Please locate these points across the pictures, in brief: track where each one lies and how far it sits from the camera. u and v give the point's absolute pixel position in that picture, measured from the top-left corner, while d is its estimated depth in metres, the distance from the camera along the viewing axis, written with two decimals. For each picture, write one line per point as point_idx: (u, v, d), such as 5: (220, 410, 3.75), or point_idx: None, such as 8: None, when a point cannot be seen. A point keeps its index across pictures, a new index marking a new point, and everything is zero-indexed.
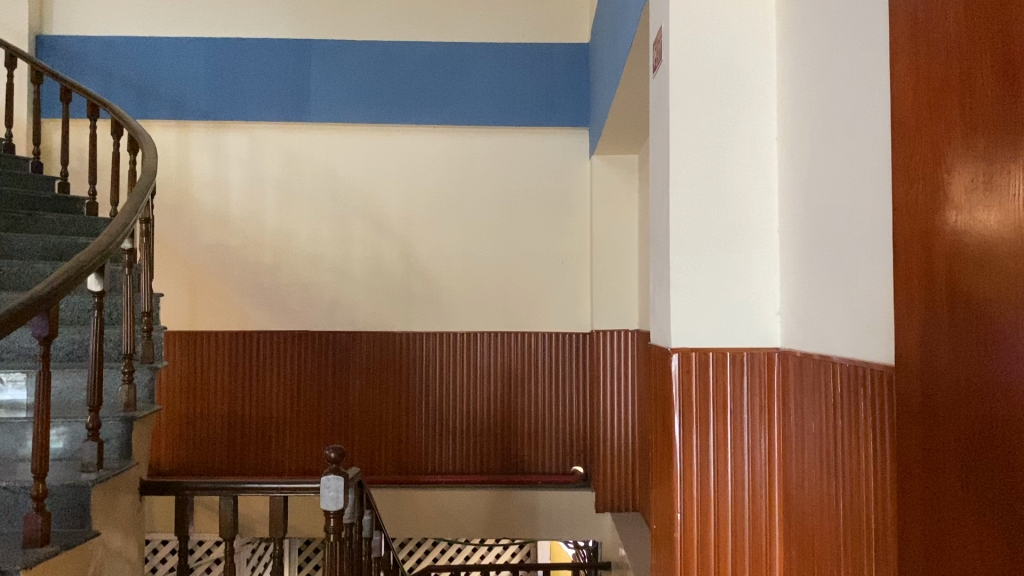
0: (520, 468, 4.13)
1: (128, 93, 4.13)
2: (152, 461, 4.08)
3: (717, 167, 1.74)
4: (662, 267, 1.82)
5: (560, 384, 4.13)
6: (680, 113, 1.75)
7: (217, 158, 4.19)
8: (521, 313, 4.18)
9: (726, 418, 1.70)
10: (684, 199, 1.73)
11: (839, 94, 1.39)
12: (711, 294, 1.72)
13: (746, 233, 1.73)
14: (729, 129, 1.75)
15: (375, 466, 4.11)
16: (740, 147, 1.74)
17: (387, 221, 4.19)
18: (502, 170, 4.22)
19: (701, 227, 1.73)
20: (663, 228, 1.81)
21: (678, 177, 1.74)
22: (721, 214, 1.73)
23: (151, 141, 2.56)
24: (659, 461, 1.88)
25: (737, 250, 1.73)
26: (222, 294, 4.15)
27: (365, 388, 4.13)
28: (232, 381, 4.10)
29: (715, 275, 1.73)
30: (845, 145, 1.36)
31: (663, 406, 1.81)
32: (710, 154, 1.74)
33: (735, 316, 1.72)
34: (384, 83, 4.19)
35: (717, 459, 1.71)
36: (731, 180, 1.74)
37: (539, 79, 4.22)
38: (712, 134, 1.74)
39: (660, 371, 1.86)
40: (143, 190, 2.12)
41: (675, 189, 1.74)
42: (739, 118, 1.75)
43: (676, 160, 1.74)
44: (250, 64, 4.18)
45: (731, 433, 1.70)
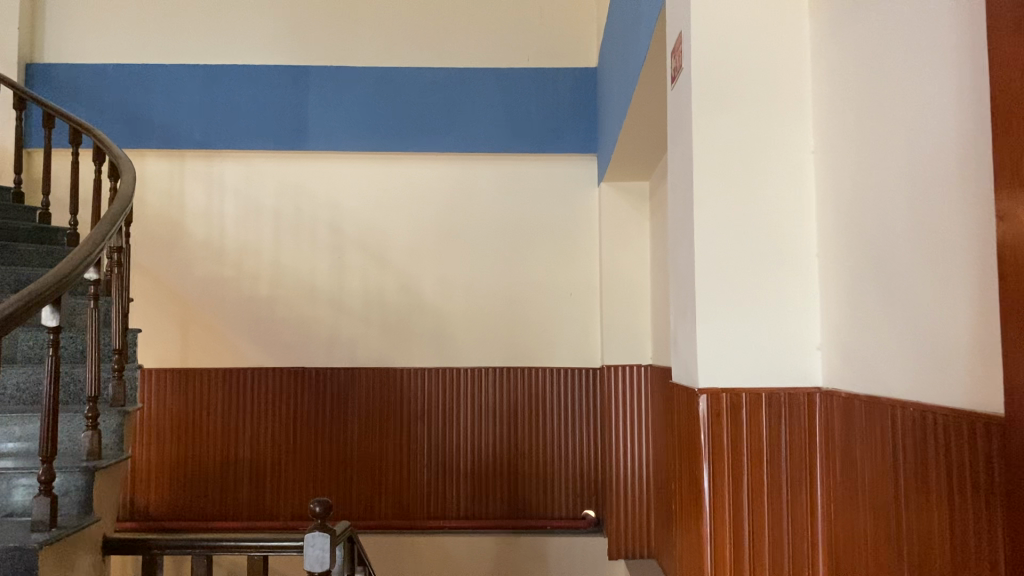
0: (528, 511, 3.90)
1: (120, 122, 3.98)
2: (139, 506, 3.87)
3: (747, 185, 1.56)
4: (685, 297, 1.63)
5: (569, 422, 3.91)
6: (704, 126, 1.57)
7: (212, 189, 4.03)
8: (529, 348, 3.98)
9: (762, 467, 1.50)
10: (714, 221, 1.55)
11: (898, 97, 1.21)
12: (743, 328, 1.53)
13: (782, 259, 1.54)
14: (762, 141, 1.57)
15: (374, 511, 3.88)
16: (774, 162, 1.56)
17: (387, 253, 4.02)
18: (507, 199, 4.05)
19: (730, 254, 1.54)
20: (687, 254, 1.62)
21: (706, 197, 1.56)
22: (754, 238, 1.55)
23: (130, 166, 2.39)
24: (685, 510, 1.67)
25: (769, 278, 1.54)
26: (216, 329, 3.97)
27: (364, 428, 3.92)
28: (226, 420, 3.90)
29: (745, 306, 1.54)
30: (906, 154, 1.18)
31: (689, 452, 1.61)
32: (737, 171, 1.56)
33: (771, 352, 1.53)
34: (386, 110, 4.04)
35: (752, 514, 1.50)
36: (766, 199, 1.55)
37: (546, 104, 4.06)
38: (743, 148, 1.57)
39: (683, 413, 1.66)
40: (114, 216, 1.95)
41: (701, 209, 1.55)
42: (773, 130, 1.57)
43: (703, 178, 1.56)
44: (247, 92, 4.04)
45: (768, 485, 1.50)
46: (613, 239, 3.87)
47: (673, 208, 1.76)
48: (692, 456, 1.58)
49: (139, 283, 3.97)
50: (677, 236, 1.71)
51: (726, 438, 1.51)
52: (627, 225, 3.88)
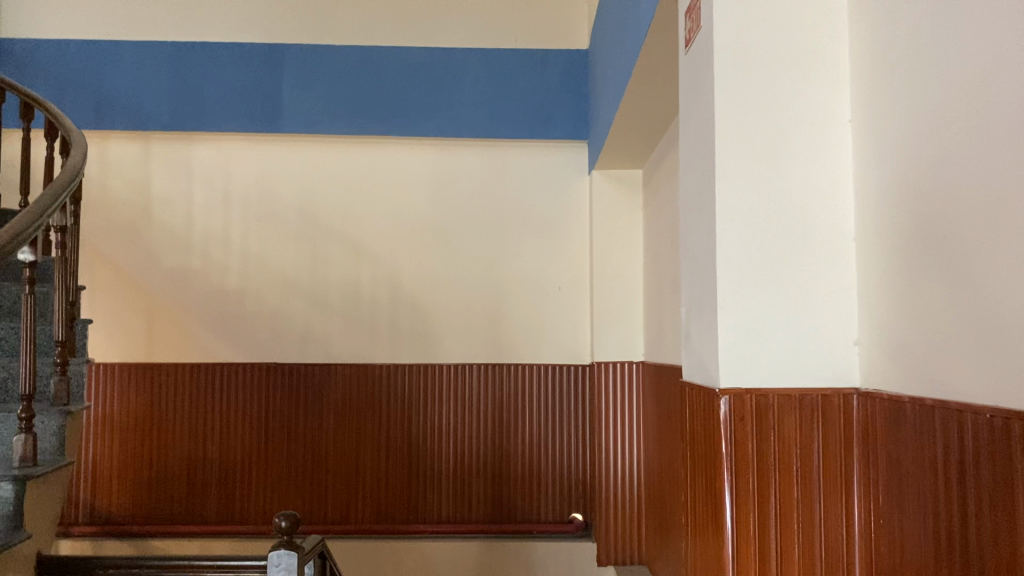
0: (512, 515, 3.71)
1: (82, 101, 3.73)
2: (101, 509, 3.64)
3: (775, 159, 1.37)
4: (702, 286, 1.45)
5: (556, 421, 3.73)
6: (727, 93, 1.38)
7: (180, 174, 3.80)
8: (515, 344, 3.79)
9: (791, 477, 1.33)
10: (739, 198, 1.37)
11: (980, 48, 1.03)
12: (771, 321, 1.35)
13: (814, 241, 1.36)
14: (793, 107, 1.38)
15: (351, 514, 3.68)
16: (808, 133, 1.38)
17: (367, 243, 3.81)
18: (493, 188, 3.86)
19: (756, 235, 1.36)
20: (705, 238, 1.44)
21: (729, 171, 1.37)
22: (782, 217, 1.36)
23: (83, 140, 2.17)
24: (699, 525, 1.49)
25: (801, 264, 1.36)
26: (183, 323, 3.74)
27: (341, 427, 3.71)
28: (193, 419, 3.68)
29: (773, 296, 1.35)
30: (990, 117, 1.00)
31: (706, 462, 1.43)
32: (765, 142, 1.38)
33: (802, 347, 1.35)
34: (366, 92, 3.83)
35: (779, 532, 1.33)
36: (798, 173, 1.37)
37: (534, 88, 3.86)
38: (772, 116, 1.38)
39: (697, 417, 1.47)
40: (56, 189, 1.75)
41: (724, 184, 1.37)
42: (806, 97, 1.39)
43: (725, 148, 1.38)
44: (218, 71, 3.80)
45: (799, 495, 1.33)
46: (605, 230, 3.68)
47: (688, 187, 1.57)
48: (709, 466, 1.40)
49: (102, 273, 3.74)
50: (692, 218, 1.53)
51: (751, 443, 1.33)
52: (619, 216, 3.69)
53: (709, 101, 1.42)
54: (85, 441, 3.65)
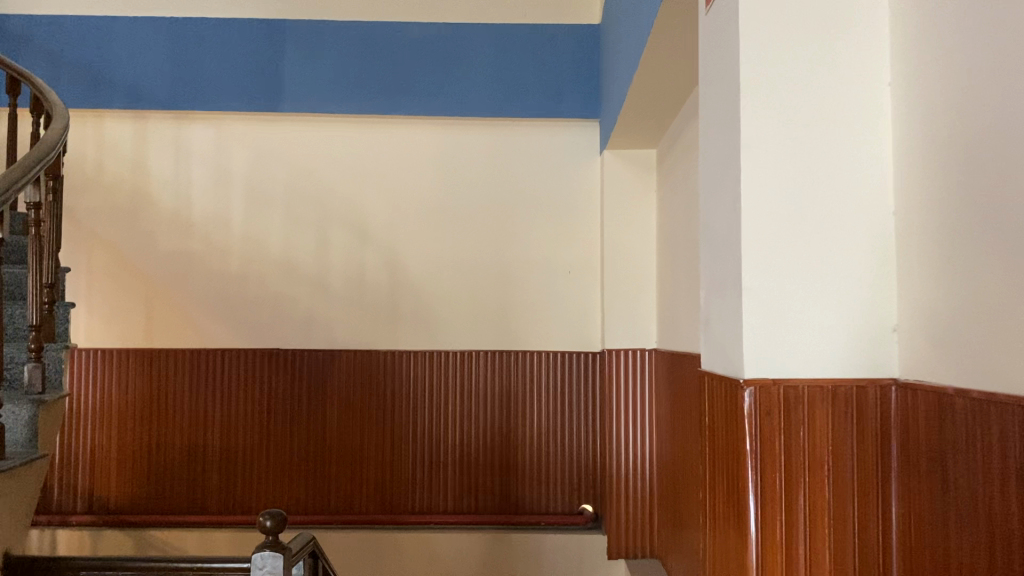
0: (520, 506, 3.61)
1: (77, 79, 3.61)
2: (100, 498, 3.56)
3: (805, 125, 1.24)
4: (725, 267, 1.32)
5: (566, 409, 3.61)
6: (753, 54, 1.25)
7: (178, 154, 3.69)
8: (524, 330, 3.67)
9: (821, 476, 1.21)
10: (767, 169, 1.24)
11: None
12: (802, 305, 1.22)
13: (849, 217, 1.23)
14: (828, 69, 1.25)
15: (355, 504, 3.58)
16: (845, 96, 1.24)
17: (370, 226, 3.69)
18: (501, 169, 3.73)
19: (785, 209, 1.23)
20: (727, 213, 1.31)
21: (757, 137, 1.24)
22: (815, 190, 1.23)
23: (63, 112, 2.06)
24: (719, 524, 1.37)
25: (834, 240, 1.23)
26: (182, 307, 3.64)
27: (344, 415, 3.61)
28: (193, 405, 3.58)
29: (804, 275, 1.23)
30: None
31: (727, 459, 1.31)
32: (795, 106, 1.25)
33: (836, 332, 1.22)
34: (369, 70, 3.70)
35: (808, 536, 1.21)
36: (835, 141, 1.24)
37: (544, 65, 3.72)
38: (805, 76, 1.25)
39: (717, 410, 1.35)
40: (22, 170, 1.66)
41: (751, 152, 1.24)
42: (841, 58, 1.25)
43: (753, 112, 1.25)
44: (216, 47, 3.67)
45: (830, 496, 1.21)
46: (617, 213, 3.55)
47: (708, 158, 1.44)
48: (730, 463, 1.28)
49: (98, 256, 3.64)
50: (713, 191, 1.41)
51: (778, 439, 1.21)
52: (631, 198, 3.56)
53: (735, 62, 1.29)
54: (83, 428, 3.57)
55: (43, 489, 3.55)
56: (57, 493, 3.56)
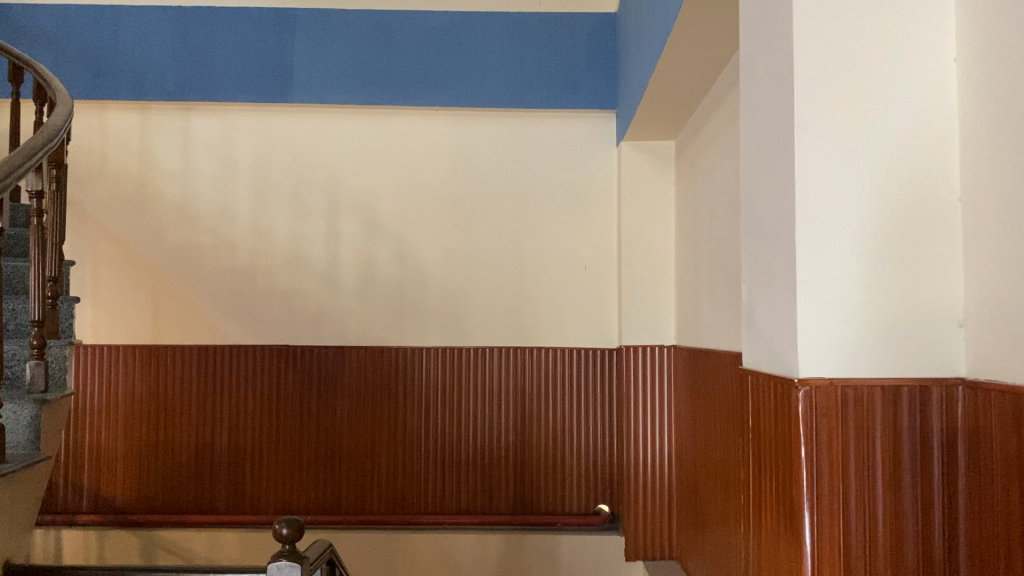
0: (536, 505, 3.52)
1: (81, 70, 3.53)
2: (107, 497, 3.49)
3: (864, 103, 1.16)
4: (774, 258, 1.24)
5: (582, 407, 3.53)
6: (808, 28, 1.17)
7: (186, 146, 3.61)
8: (539, 326, 3.58)
9: (879, 482, 1.12)
10: (822, 154, 1.15)
11: None
12: (860, 300, 1.14)
13: (909, 201, 1.14)
14: (886, 43, 1.16)
15: (366, 505, 3.51)
16: (906, 73, 1.16)
17: (381, 219, 3.61)
18: (515, 161, 3.64)
19: (840, 194, 1.15)
20: (778, 198, 1.23)
21: (811, 119, 1.16)
22: (873, 176, 1.15)
23: (67, 99, 1.97)
24: (767, 530, 1.28)
25: (893, 228, 1.15)
26: (190, 303, 3.56)
27: (355, 414, 3.53)
28: (200, 402, 3.51)
29: (862, 266, 1.14)
30: None
31: (776, 466, 1.23)
32: (852, 84, 1.16)
33: (897, 328, 1.14)
34: (379, 59, 3.60)
35: (866, 548, 1.12)
36: (896, 121, 1.15)
37: (560, 55, 3.62)
38: (863, 52, 1.16)
39: (765, 410, 1.27)
40: (20, 159, 1.58)
41: (805, 134, 1.16)
42: (902, 29, 1.16)
43: (807, 92, 1.16)
44: (224, 37, 3.58)
45: (888, 502, 1.12)
46: (635, 206, 3.46)
47: (754, 140, 1.36)
48: (782, 467, 1.19)
49: (105, 251, 3.57)
50: (759, 175, 1.32)
51: (834, 443, 1.12)
52: (649, 191, 3.47)
53: (786, 36, 1.20)
54: (89, 425, 3.49)
55: (49, 488, 3.49)
56: (62, 492, 3.49)
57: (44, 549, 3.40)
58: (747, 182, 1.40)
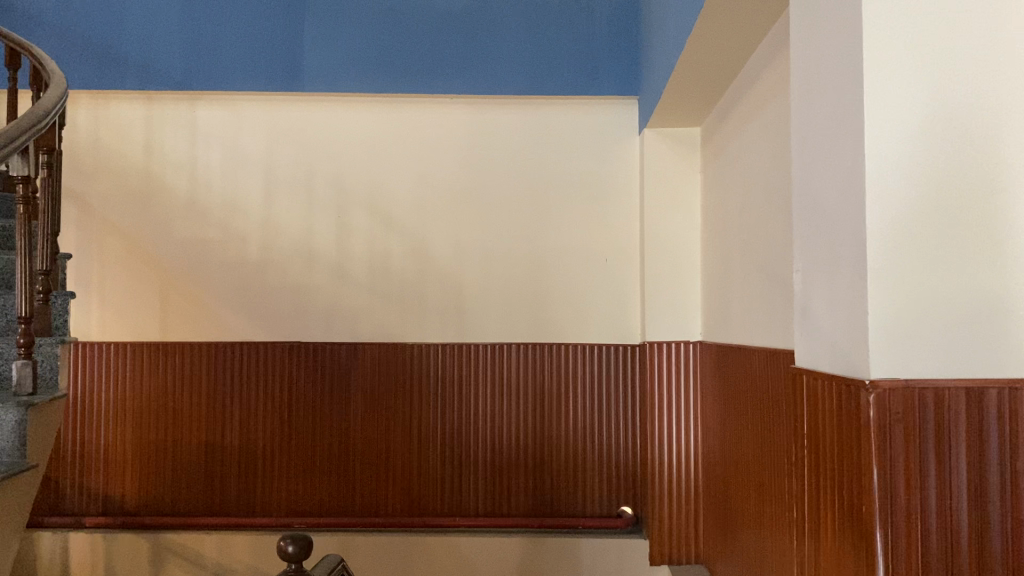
0: (555, 509, 3.39)
1: (84, 59, 3.41)
2: (116, 498, 3.40)
3: (936, 96, 1.16)
4: (839, 248, 1.24)
5: (603, 406, 3.39)
6: (879, 22, 1.17)
7: (194, 137, 3.50)
8: (559, 322, 3.45)
9: (960, 487, 1.12)
10: (892, 140, 1.16)
11: None
12: (926, 287, 1.15)
13: (982, 194, 1.15)
14: (960, 35, 1.16)
15: (381, 507, 3.39)
16: (978, 68, 1.16)
17: (396, 211, 3.49)
18: (536, 151, 3.51)
19: (913, 185, 1.15)
20: (842, 192, 1.23)
21: (883, 105, 1.16)
22: (943, 163, 1.15)
23: (62, 82, 1.87)
24: (829, 534, 1.27)
25: (968, 219, 1.15)
26: (198, 299, 3.45)
27: (369, 413, 3.41)
28: (210, 402, 3.40)
29: (934, 258, 1.15)
30: None
31: (840, 469, 1.22)
32: (923, 76, 1.16)
33: (964, 317, 1.14)
34: (393, 46, 3.47)
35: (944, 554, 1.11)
36: (965, 115, 1.16)
37: (580, 41, 3.47)
38: (930, 43, 1.17)
39: (828, 411, 1.26)
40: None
41: (874, 121, 1.16)
42: (976, 24, 1.16)
43: (877, 78, 1.16)
44: (232, 24, 3.45)
45: (972, 508, 1.11)
46: (659, 197, 3.32)
47: (813, 133, 1.36)
48: (850, 474, 1.19)
49: (111, 246, 3.47)
50: (819, 167, 1.33)
51: (906, 452, 1.12)
52: (675, 181, 3.33)
53: (853, 29, 1.20)
54: (96, 425, 3.39)
55: (56, 489, 3.39)
56: (70, 493, 3.40)
57: (52, 552, 3.32)
58: (802, 177, 1.41)
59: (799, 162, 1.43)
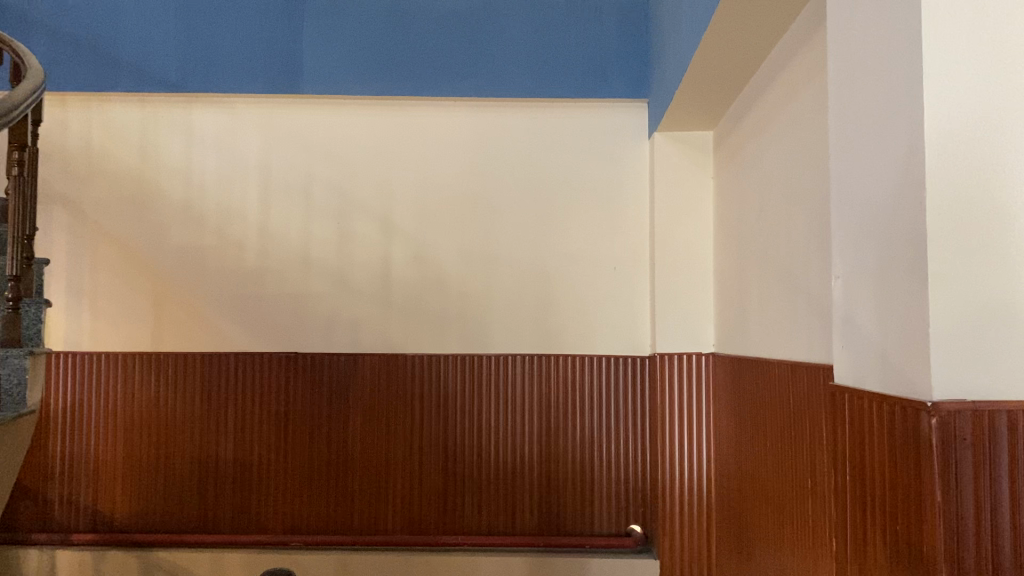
0: (561, 527, 3.25)
1: (77, 61, 3.31)
2: (105, 515, 3.27)
3: (998, 87, 1.05)
4: (892, 255, 1.14)
5: (612, 419, 3.26)
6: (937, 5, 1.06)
7: (189, 140, 3.39)
8: (566, 333, 3.33)
9: None
10: (957, 134, 1.05)
11: None
12: (990, 298, 1.04)
13: None
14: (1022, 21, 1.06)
15: (381, 524, 3.26)
16: None
17: (398, 217, 3.37)
18: (542, 155, 3.39)
19: (976, 185, 1.04)
20: (895, 192, 1.13)
21: (947, 95, 1.05)
22: (1016, 155, 1.04)
23: (29, 88, 1.80)
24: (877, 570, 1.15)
25: None
26: (193, 307, 3.34)
27: (368, 427, 3.28)
28: (204, 415, 3.28)
29: (998, 268, 1.04)
30: None
31: (895, 499, 1.11)
32: (983, 66, 1.06)
33: None
34: (395, 47, 3.36)
35: None
36: None
37: (588, 41, 3.36)
38: (989, 29, 1.06)
39: (879, 433, 1.15)
40: None
41: (939, 113, 1.05)
42: None
43: (940, 66, 1.05)
44: (228, 24, 3.35)
45: None
46: (670, 202, 3.21)
47: (857, 129, 1.26)
48: (907, 506, 1.07)
49: (104, 252, 3.35)
50: (866, 166, 1.22)
51: (976, 480, 1.00)
52: (686, 186, 3.21)
53: (907, 14, 1.09)
54: (86, 438, 3.27)
55: (44, 504, 3.27)
56: (59, 509, 3.27)
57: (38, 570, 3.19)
58: (844, 179, 1.31)
59: (840, 162, 1.33)
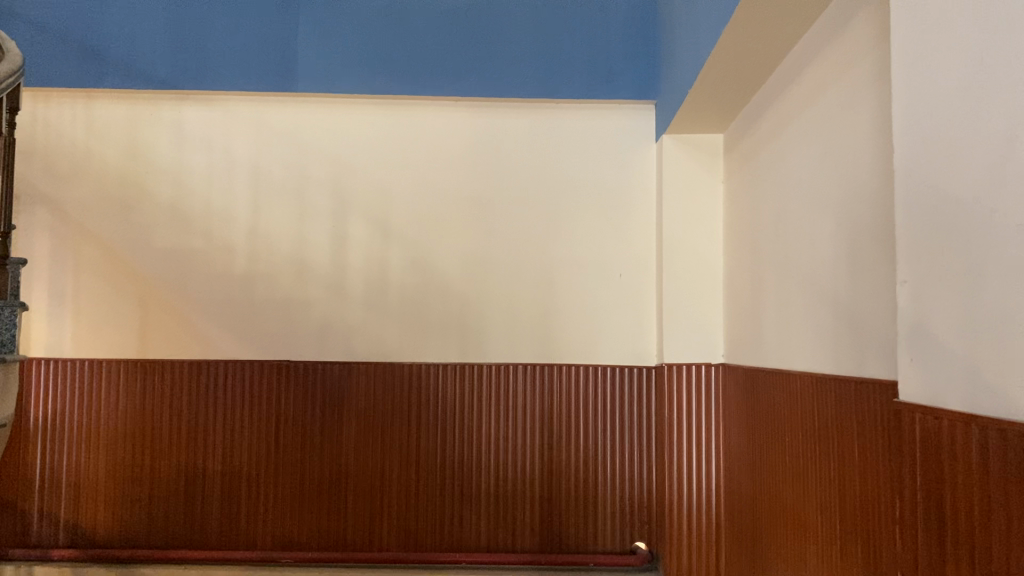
0: (563, 544, 3.13)
1: (62, 57, 3.18)
2: (86, 530, 3.12)
3: None
4: (986, 265, 1.04)
5: (617, 432, 3.14)
6: None
7: (178, 139, 3.26)
8: (569, 343, 3.21)
9: None
10: None
11: None
12: None
13: None
14: None
15: (375, 541, 3.12)
16: None
17: (395, 220, 3.25)
18: (546, 159, 3.28)
19: None
20: (991, 197, 1.03)
21: None
22: None
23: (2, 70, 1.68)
24: None
25: None
26: (179, 313, 3.20)
27: (363, 439, 3.14)
28: (191, 425, 3.13)
29: None
30: None
31: (992, 533, 1.01)
32: None
33: None
34: (393, 45, 3.24)
35: None
36: None
37: (593, 41, 3.25)
38: None
39: (971, 460, 1.06)
40: None
41: None
42: None
43: None
44: (220, 20, 3.22)
45: None
46: (678, 207, 3.09)
47: (937, 127, 1.16)
48: (1006, 541, 0.98)
49: (86, 255, 3.21)
50: (950, 167, 1.12)
51: None
52: (694, 191, 3.10)
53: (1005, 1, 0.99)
54: (67, 449, 3.13)
55: (22, 519, 3.12)
56: (37, 524, 3.12)
57: None
58: (915, 180, 1.21)
59: (910, 163, 1.23)
